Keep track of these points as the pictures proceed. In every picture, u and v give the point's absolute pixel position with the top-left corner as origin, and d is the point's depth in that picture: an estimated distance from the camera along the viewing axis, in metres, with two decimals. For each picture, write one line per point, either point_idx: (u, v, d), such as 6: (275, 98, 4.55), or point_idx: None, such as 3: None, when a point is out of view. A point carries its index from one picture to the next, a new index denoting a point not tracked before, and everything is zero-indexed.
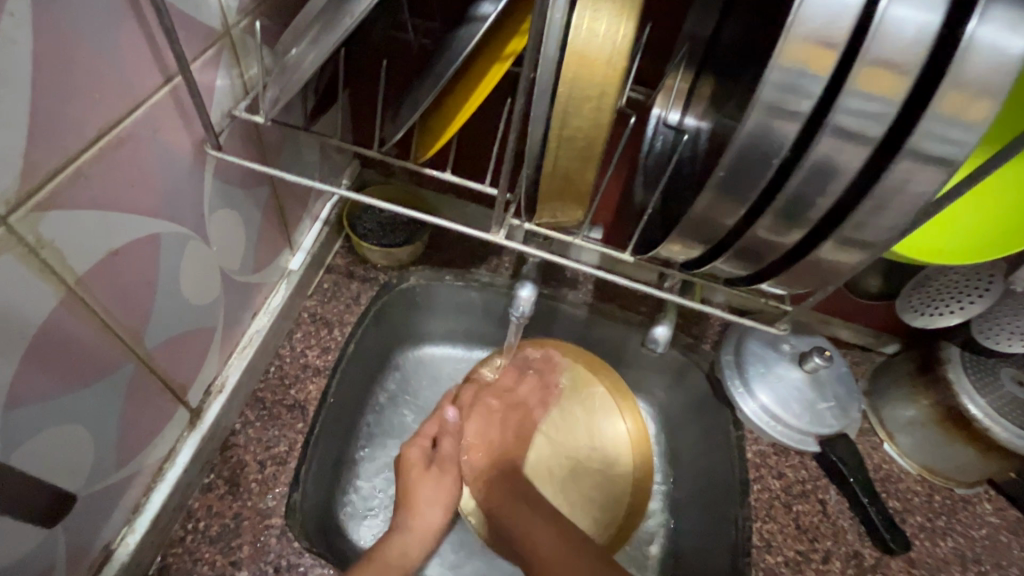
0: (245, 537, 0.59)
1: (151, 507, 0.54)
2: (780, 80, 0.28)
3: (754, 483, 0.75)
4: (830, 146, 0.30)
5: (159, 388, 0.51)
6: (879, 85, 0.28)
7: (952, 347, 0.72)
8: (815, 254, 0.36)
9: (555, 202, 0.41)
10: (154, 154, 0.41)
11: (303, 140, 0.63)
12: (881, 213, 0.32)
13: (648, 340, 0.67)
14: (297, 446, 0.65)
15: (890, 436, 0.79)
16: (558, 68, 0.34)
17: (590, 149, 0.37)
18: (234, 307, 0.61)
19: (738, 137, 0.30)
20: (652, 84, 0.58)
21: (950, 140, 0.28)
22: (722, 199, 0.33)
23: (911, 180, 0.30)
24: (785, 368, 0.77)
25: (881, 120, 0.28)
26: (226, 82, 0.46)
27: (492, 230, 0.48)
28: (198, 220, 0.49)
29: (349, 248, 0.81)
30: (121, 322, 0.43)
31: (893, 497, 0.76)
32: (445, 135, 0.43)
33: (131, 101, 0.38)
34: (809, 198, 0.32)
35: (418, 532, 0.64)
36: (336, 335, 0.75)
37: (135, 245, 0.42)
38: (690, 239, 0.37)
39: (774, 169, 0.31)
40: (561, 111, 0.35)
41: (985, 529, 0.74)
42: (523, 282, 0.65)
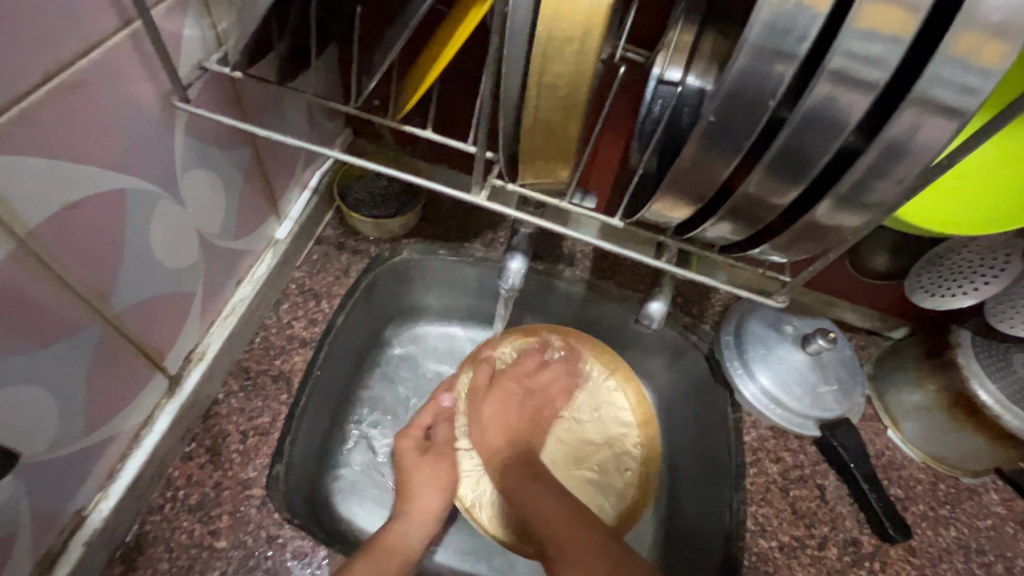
0: (224, 507, 0.58)
1: (126, 474, 0.54)
2: (772, 16, 0.25)
3: (751, 467, 0.73)
4: (828, 92, 0.27)
5: (132, 353, 0.50)
6: (888, 21, 0.24)
7: (963, 332, 0.69)
8: (811, 216, 0.33)
9: (538, 159, 0.39)
10: (112, 102, 0.39)
11: (289, 102, 0.60)
12: (884, 170, 0.29)
13: (642, 317, 0.64)
14: (280, 418, 0.64)
15: (894, 423, 0.76)
16: (536, 5, 0.31)
17: (573, 98, 0.34)
18: (214, 274, 0.60)
19: (726, 80, 0.27)
20: (651, 45, 0.55)
21: (962, 85, 0.25)
22: (709, 152, 0.30)
23: (919, 131, 0.27)
24: (786, 350, 0.74)
25: (884, 63, 0.25)
26: (195, 31, 0.44)
27: (472, 191, 0.45)
28: (168, 179, 0.47)
29: (340, 220, 0.79)
30: (80, 280, 0.42)
31: (895, 485, 0.73)
32: (422, 87, 0.41)
33: (84, 43, 0.36)
34: (809, 149, 0.29)
35: (417, 515, 0.63)
36: (324, 307, 0.73)
37: (96, 200, 0.41)
38: (679, 197, 0.34)
39: (766, 117, 0.28)
40: (540, 55, 0.32)
41: (990, 520, 0.72)
42: (512, 253, 0.63)
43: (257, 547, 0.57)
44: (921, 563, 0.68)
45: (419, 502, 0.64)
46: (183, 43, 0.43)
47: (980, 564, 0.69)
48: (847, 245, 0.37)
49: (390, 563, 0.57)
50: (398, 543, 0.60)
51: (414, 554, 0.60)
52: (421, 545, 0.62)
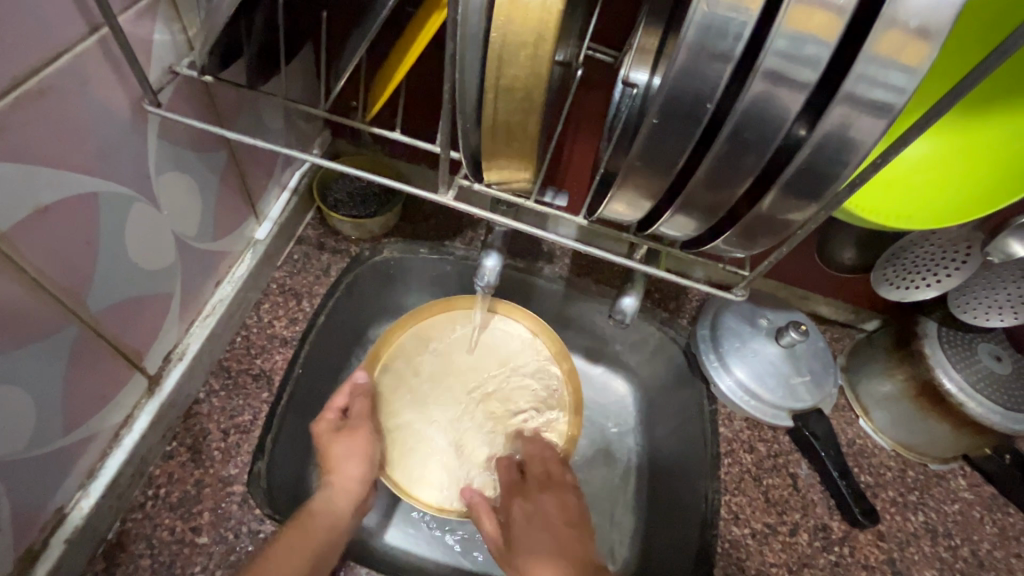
0: (206, 504, 0.59)
1: (107, 472, 0.54)
2: (706, 20, 0.26)
3: (725, 457, 0.75)
4: (764, 92, 0.28)
5: (109, 353, 0.51)
6: (815, 24, 0.26)
7: (929, 323, 0.71)
8: (759, 211, 0.34)
9: (500, 159, 0.40)
10: (82, 107, 0.40)
11: (264, 104, 0.61)
12: (820, 167, 0.30)
13: (615, 312, 0.65)
14: (261, 416, 0.65)
15: (866, 412, 0.79)
16: (490, 10, 0.32)
17: (529, 100, 0.35)
18: (192, 274, 0.60)
19: (667, 82, 0.28)
20: (619, 46, 0.56)
21: (889, 84, 0.26)
22: (656, 152, 0.31)
23: (851, 128, 0.28)
24: (760, 342, 0.76)
25: (814, 63, 0.27)
26: (165, 36, 0.45)
27: (441, 191, 0.46)
28: (143, 181, 0.48)
29: (320, 220, 0.80)
30: (56, 282, 0.43)
31: (865, 472, 0.75)
32: (388, 89, 0.43)
33: (52, 50, 0.36)
34: (749, 147, 0.30)
35: (339, 488, 0.60)
36: (305, 306, 0.74)
37: (69, 203, 0.42)
38: (634, 196, 0.36)
39: (707, 117, 0.29)
40: (495, 59, 0.33)
41: (957, 504, 0.74)
42: (487, 251, 0.64)
43: (238, 543, 0.58)
44: (890, 547, 0.70)
45: (344, 475, 0.61)
46: (153, 47, 0.44)
47: (947, 548, 0.71)
48: (798, 238, 0.39)
49: (316, 533, 0.55)
50: (325, 517, 0.57)
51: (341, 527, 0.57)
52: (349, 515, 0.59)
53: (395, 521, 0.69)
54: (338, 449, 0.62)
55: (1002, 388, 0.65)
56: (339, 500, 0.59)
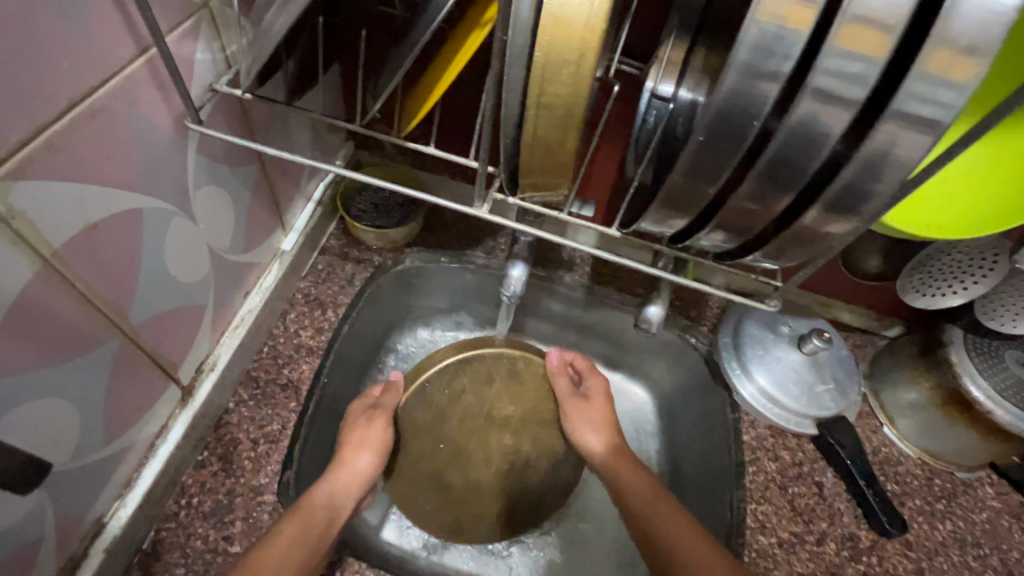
0: (237, 513, 0.60)
1: (143, 482, 0.55)
2: (756, 41, 0.27)
3: (750, 466, 0.74)
4: (811, 110, 0.28)
5: (146, 365, 0.52)
6: (864, 43, 0.26)
7: (955, 330, 0.70)
8: (800, 225, 0.35)
9: (537, 174, 0.40)
10: (131, 125, 0.41)
11: (293, 119, 0.62)
12: (864, 182, 0.30)
13: (641, 321, 0.66)
14: (290, 425, 0.65)
15: (890, 419, 0.78)
16: (534, 29, 0.33)
17: (570, 117, 0.36)
18: (223, 285, 0.61)
19: (715, 101, 0.29)
20: (645, 57, 0.57)
21: (937, 100, 0.27)
22: (700, 168, 0.32)
23: (897, 144, 0.28)
24: (783, 350, 0.76)
25: (863, 82, 0.27)
26: (206, 54, 0.46)
27: (475, 205, 0.47)
28: (182, 196, 0.49)
29: (343, 230, 0.81)
30: (102, 296, 0.44)
31: (892, 481, 0.75)
32: (426, 106, 0.44)
33: (104, 72, 0.37)
34: (793, 162, 0.31)
35: (344, 478, 0.59)
36: (330, 316, 0.74)
37: (116, 219, 0.42)
38: (672, 210, 0.36)
39: (754, 134, 0.30)
40: (538, 77, 0.34)
41: (985, 513, 0.73)
42: (513, 261, 0.65)
43: None
44: (918, 557, 0.70)
45: (355, 464, 0.60)
46: (195, 66, 0.45)
47: (976, 557, 0.70)
48: (825, 260, 0.39)
49: (317, 519, 0.54)
50: (321, 502, 0.56)
51: (341, 514, 0.56)
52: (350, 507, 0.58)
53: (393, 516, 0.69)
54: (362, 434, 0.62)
55: None
56: (343, 488, 0.59)
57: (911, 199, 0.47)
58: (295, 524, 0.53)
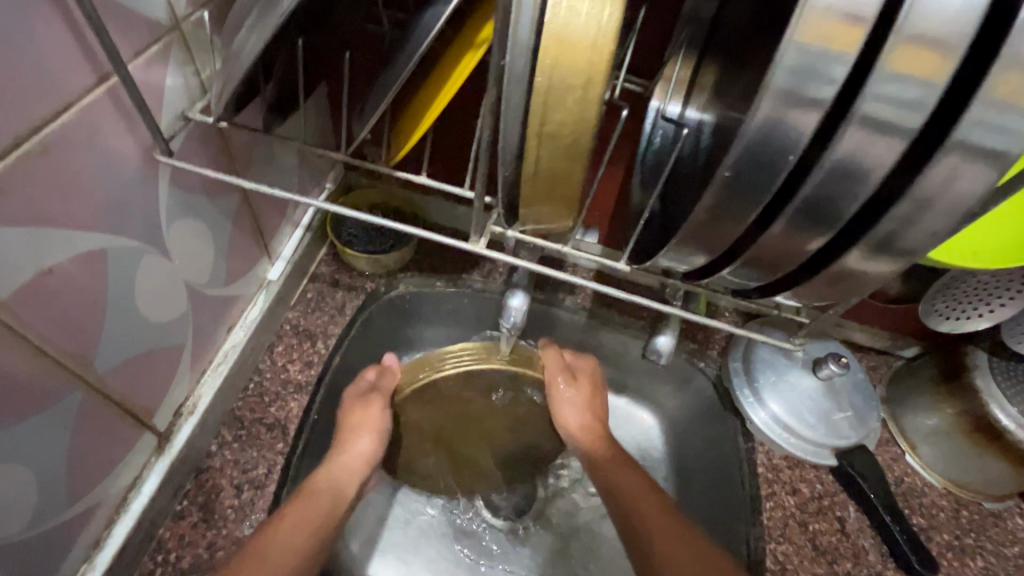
0: (218, 569, 0.55)
1: (114, 540, 0.51)
2: (794, 65, 0.23)
3: (767, 501, 0.70)
4: (857, 141, 0.25)
5: (116, 414, 0.47)
6: (921, 66, 0.23)
7: (979, 353, 0.67)
8: (839, 266, 0.31)
9: (541, 207, 0.37)
10: (90, 160, 0.37)
11: (279, 146, 0.59)
12: (912, 222, 0.27)
13: (649, 351, 0.62)
14: (276, 469, 0.61)
15: (912, 447, 0.74)
16: (536, 52, 0.29)
17: (576, 146, 0.32)
18: (204, 321, 0.57)
19: (744, 132, 0.25)
20: (650, 74, 0.53)
21: (1005, 129, 0.23)
22: (725, 205, 0.28)
23: (956, 179, 0.25)
24: (796, 375, 0.71)
25: (919, 108, 0.24)
26: (177, 80, 0.42)
27: (471, 238, 0.43)
28: (152, 233, 0.45)
29: (334, 255, 0.77)
30: (61, 348, 0.40)
31: (917, 514, 0.70)
32: (417, 134, 0.41)
33: (58, 104, 0.34)
34: (834, 197, 0.27)
35: (345, 460, 0.58)
36: (320, 347, 0.70)
37: (75, 263, 0.39)
38: (691, 248, 0.33)
39: (790, 168, 0.26)
40: (540, 104, 0.30)
41: (1017, 547, 0.69)
42: (513, 290, 0.61)
43: None
44: None
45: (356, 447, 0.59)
46: (165, 93, 0.41)
47: None
48: (855, 302, 0.36)
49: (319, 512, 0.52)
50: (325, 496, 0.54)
51: (344, 504, 0.55)
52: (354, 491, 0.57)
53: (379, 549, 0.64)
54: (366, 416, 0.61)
55: None
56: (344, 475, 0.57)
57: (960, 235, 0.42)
58: (295, 518, 0.51)
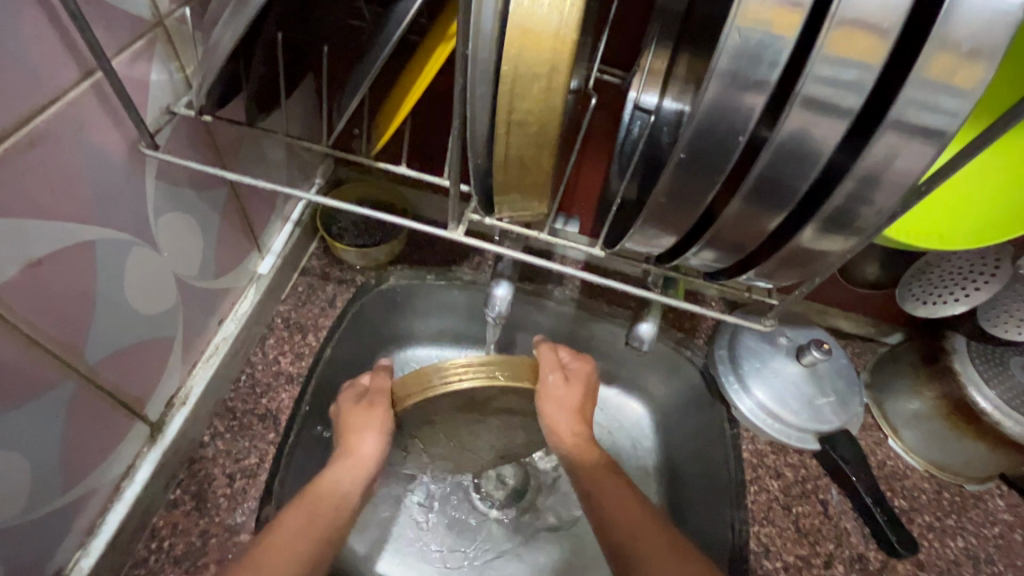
0: (212, 555, 0.56)
1: (108, 527, 0.52)
2: (739, 48, 0.24)
3: (752, 485, 0.71)
4: (802, 121, 0.26)
5: (108, 404, 0.49)
6: (858, 48, 0.24)
7: (957, 338, 0.68)
8: (795, 244, 0.32)
9: (513, 194, 0.38)
10: (76, 154, 0.38)
11: (265, 141, 0.60)
12: (858, 201, 0.28)
13: (632, 339, 0.63)
14: (268, 458, 0.62)
15: (895, 431, 0.75)
16: (500, 42, 0.30)
17: (544, 133, 0.34)
18: (194, 314, 0.58)
19: (696, 113, 0.26)
20: (627, 66, 0.55)
21: (938, 108, 0.24)
22: (683, 187, 0.30)
23: (896, 158, 0.26)
24: (780, 362, 0.73)
25: (858, 89, 0.25)
26: (162, 76, 0.43)
27: (450, 227, 0.44)
28: (141, 225, 0.46)
29: (324, 250, 0.78)
30: (53, 338, 0.41)
31: (899, 496, 0.72)
32: (394, 125, 0.42)
33: (44, 100, 0.35)
34: (784, 177, 0.28)
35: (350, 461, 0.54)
36: (311, 340, 0.71)
37: (65, 255, 0.40)
38: (657, 230, 0.34)
39: (741, 149, 0.27)
40: (507, 92, 0.31)
41: (997, 527, 0.70)
42: (498, 280, 0.62)
43: None
44: None
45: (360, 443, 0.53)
46: (149, 88, 0.42)
47: None
48: (821, 280, 0.37)
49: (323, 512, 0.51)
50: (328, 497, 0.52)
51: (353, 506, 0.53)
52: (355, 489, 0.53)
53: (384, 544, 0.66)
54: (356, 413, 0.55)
55: None
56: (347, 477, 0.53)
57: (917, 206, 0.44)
58: (297, 514, 0.50)
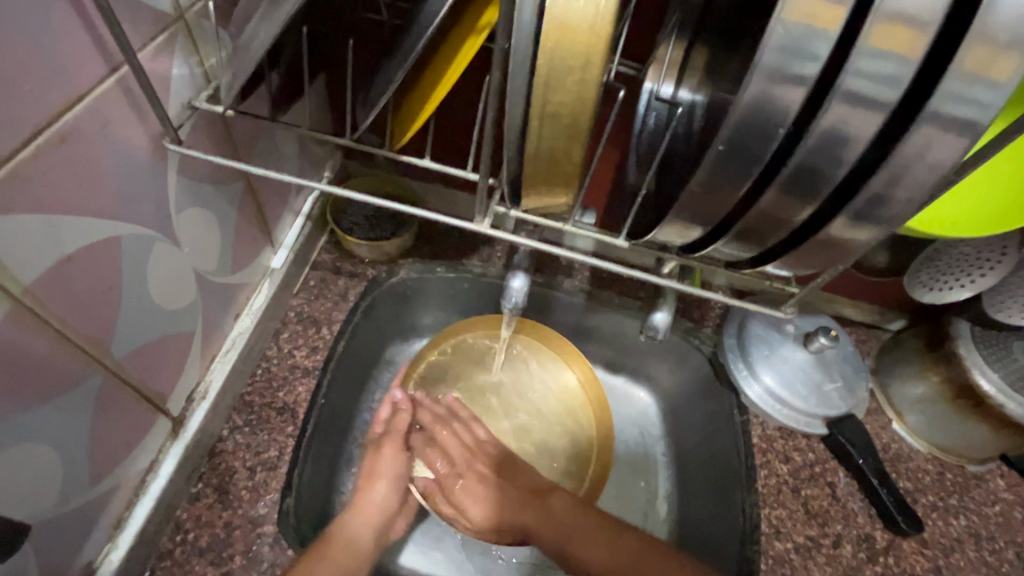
0: (236, 547, 0.57)
1: (134, 521, 0.53)
2: (783, 42, 0.25)
3: (761, 469, 0.73)
4: (841, 114, 0.27)
5: (133, 399, 0.49)
6: (898, 42, 0.24)
7: (961, 323, 0.70)
8: (826, 233, 0.33)
9: (542, 187, 0.38)
10: (104, 149, 0.38)
11: (279, 134, 0.59)
12: (891, 191, 0.29)
13: (647, 328, 0.64)
14: (288, 451, 0.63)
15: (899, 415, 0.77)
16: (537, 36, 0.31)
17: (576, 126, 0.34)
18: (212, 309, 0.58)
19: (736, 107, 0.27)
20: (644, 56, 0.55)
21: (974, 101, 0.25)
22: (718, 179, 0.30)
23: (930, 149, 0.27)
24: (788, 349, 0.74)
25: (897, 82, 0.25)
26: (184, 70, 0.43)
27: (475, 220, 0.45)
28: (164, 220, 0.46)
29: (335, 243, 0.78)
30: (82, 332, 0.41)
31: (904, 478, 0.74)
32: (420, 119, 0.42)
33: (73, 96, 0.35)
34: (819, 168, 0.29)
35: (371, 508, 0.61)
36: (325, 333, 0.72)
37: (93, 249, 0.40)
38: (689, 219, 0.35)
39: (779, 140, 0.28)
40: (541, 86, 0.32)
41: (998, 506, 0.72)
42: (514, 272, 0.63)
43: None
44: (935, 555, 0.69)
45: (375, 492, 0.62)
46: (172, 82, 0.42)
47: (991, 552, 0.69)
48: (845, 268, 0.38)
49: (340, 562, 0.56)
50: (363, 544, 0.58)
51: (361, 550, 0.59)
52: (369, 541, 0.60)
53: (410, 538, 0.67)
54: (379, 463, 0.63)
55: None
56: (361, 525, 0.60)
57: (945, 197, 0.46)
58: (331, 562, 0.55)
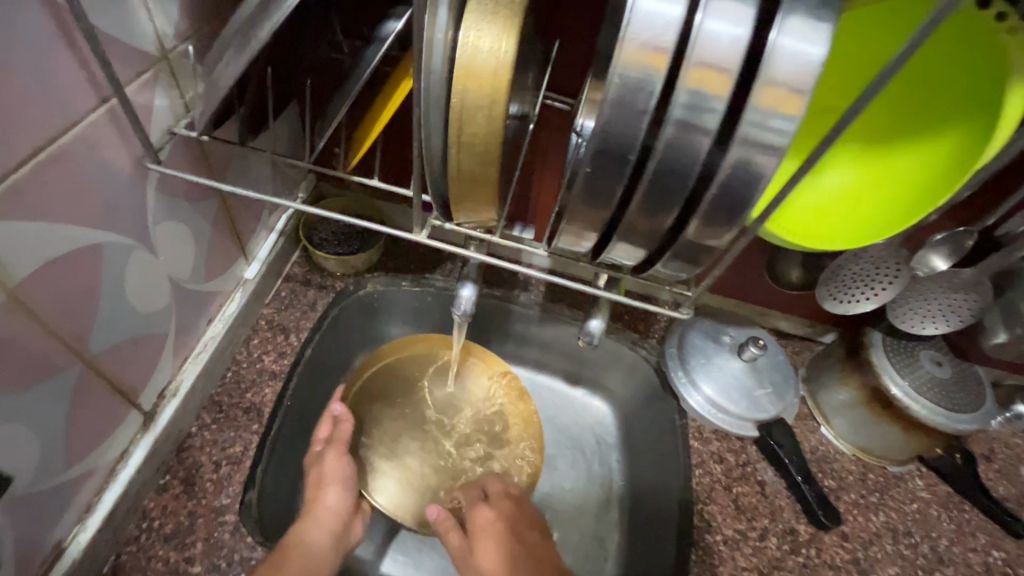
0: (198, 534, 0.62)
1: (103, 506, 0.57)
2: (623, 83, 0.32)
3: (697, 468, 0.79)
4: (677, 137, 0.34)
5: (108, 391, 0.54)
6: (711, 83, 0.32)
7: (875, 332, 0.76)
8: (688, 238, 0.40)
9: (466, 202, 0.45)
10: (91, 167, 0.45)
11: (253, 157, 0.66)
12: (730, 200, 0.36)
13: (583, 333, 0.70)
14: (252, 446, 0.67)
15: (826, 419, 0.83)
16: (450, 80, 0.38)
17: (488, 152, 0.41)
18: (185, 313, 0.64)
19: (596, 134, 0.34)
20: (575, 94, 0.63)
21: (773, 128, 0.32)
22: (595, 191, 0.38)
23: (749, 166, 0.34)
24: (724, 358, 0.80)
25: (715, 113, 0.33)
26: (165, 101, 0.50)
27: (415, 231, 0.52)
28: (141, 231, 0.52)
29: (306, 258, 0.84)
30: (63, 326, 0.47)
31: (828, 476, 0.80)
32: (368, 142, 0.49)
33: (67, 121, 0.42)
34: (670, 182, 0.36)
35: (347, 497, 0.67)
36: (292, 340, 0.77)
37: (77, 253, 0.46)
38: (582, 227, 0.42)
39: (632, 161, 0.35)
40: (456, 118, 0.39)
41: (915, 503, 0.78)
42: (463, 282, 0.69)
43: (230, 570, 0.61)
44: (854, 547, 0.74)
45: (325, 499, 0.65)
46: (154, 111, 0.49)
47: (908, 545, 0.75)
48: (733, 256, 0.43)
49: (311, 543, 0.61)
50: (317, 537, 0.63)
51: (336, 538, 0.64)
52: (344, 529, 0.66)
53: (390, 550, 0.72)
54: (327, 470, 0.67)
55: (942, 391, 0.71)
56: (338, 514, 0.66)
57: (815, 216, 0.51)
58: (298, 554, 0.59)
